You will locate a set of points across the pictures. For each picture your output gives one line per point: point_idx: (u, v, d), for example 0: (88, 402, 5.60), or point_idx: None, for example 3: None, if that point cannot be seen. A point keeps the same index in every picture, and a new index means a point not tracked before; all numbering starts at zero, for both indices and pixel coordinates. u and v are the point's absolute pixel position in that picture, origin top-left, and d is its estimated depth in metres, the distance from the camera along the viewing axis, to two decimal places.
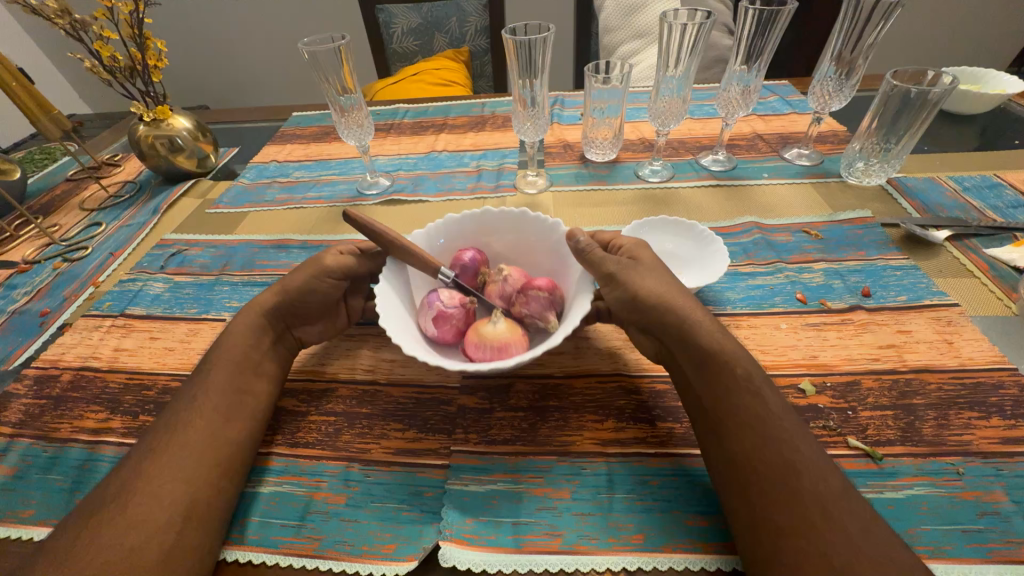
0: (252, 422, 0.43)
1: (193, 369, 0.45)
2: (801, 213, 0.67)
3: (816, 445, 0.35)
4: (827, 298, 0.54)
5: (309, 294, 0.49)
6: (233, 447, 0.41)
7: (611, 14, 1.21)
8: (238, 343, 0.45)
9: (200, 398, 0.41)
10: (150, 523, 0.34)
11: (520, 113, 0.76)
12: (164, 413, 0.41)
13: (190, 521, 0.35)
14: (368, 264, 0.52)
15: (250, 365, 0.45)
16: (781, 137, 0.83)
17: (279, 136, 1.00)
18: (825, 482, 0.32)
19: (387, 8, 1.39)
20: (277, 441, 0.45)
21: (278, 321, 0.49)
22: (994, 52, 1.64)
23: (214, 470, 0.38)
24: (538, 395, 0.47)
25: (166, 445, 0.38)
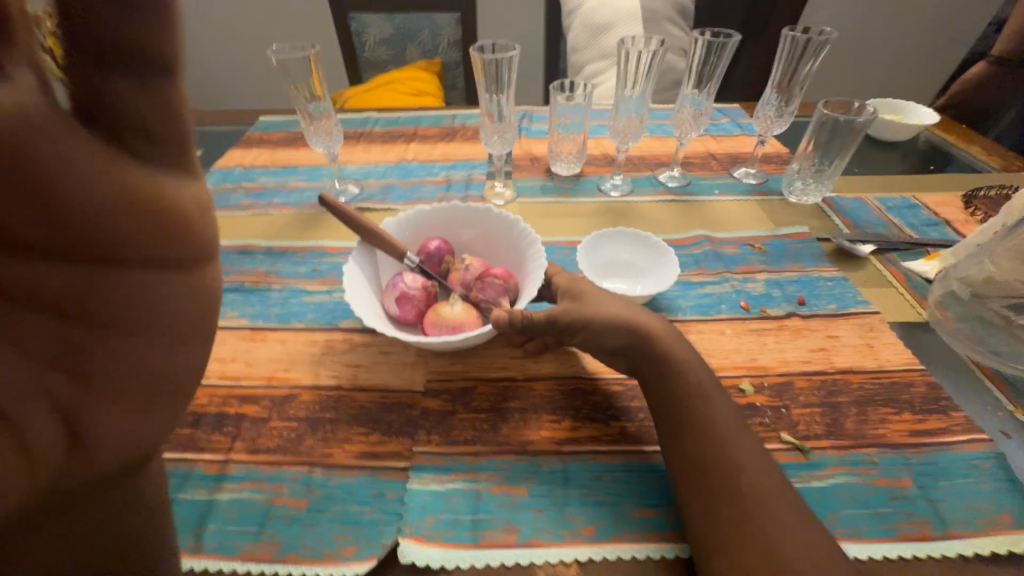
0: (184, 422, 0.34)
1: None
2: (747, 228, 0.73)
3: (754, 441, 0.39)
4: (766, 305, 0.59)
5: None
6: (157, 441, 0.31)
7: (578, 35, 1.27)
8: None
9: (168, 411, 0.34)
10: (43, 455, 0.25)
11: (488, 126, 0.79)
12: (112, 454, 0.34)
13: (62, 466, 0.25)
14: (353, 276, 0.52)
15: None
16: (731, 157, 0.89)
17: (245, 140, 0.99)
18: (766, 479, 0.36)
19: (359, 17, 1.40)
20: (237, 446, 0.45)
21: None
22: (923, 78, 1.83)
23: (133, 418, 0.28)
24: (500, 398, 0.49)
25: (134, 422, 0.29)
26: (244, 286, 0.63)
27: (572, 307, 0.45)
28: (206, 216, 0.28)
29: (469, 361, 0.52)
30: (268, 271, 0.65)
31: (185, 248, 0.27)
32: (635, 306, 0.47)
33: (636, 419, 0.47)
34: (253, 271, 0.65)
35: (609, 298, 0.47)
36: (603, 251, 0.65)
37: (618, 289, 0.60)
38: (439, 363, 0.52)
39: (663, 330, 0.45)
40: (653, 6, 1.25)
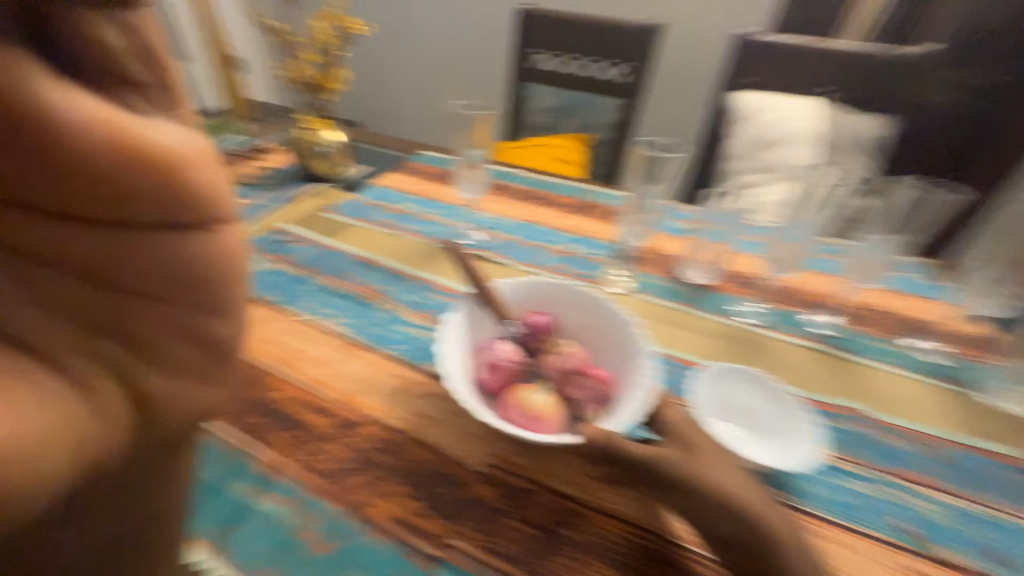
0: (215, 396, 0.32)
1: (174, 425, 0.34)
2: (919, 419, 0.57)
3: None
4: (936, 541, 0.44)
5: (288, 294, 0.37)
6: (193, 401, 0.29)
7: (743, 146, 1.22)
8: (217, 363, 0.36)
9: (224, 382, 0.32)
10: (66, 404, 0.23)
11: (629, 215, 0.76)
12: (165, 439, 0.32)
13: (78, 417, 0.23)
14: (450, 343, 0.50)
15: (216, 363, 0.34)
16: (907, 322, 0.74)
17: (406, 167, 1.11)
18: None
19: (535, 86, 1.53)
20: (293, 456, 0.45)
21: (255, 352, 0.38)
22: None
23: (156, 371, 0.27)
24: (559, 519, 0.42)
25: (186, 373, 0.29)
26: (357, 297, 0.67)
27: (677, 457, 0.37)
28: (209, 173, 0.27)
29: (538, 459, 0.46)
30: (382, 290, 0.69)
31: (196, 204, 0.26)
32: (751, 483, 0.38)
33: None
34: (369, 287, 0.69)
35: (724, 461, 0.38)
36: (726, 386, 0.55)
37: (735, 439, 0.49)
38: (505, 449, 0.47)
39: (787, 534, 0.35)
40: (832, 137, 1.19)
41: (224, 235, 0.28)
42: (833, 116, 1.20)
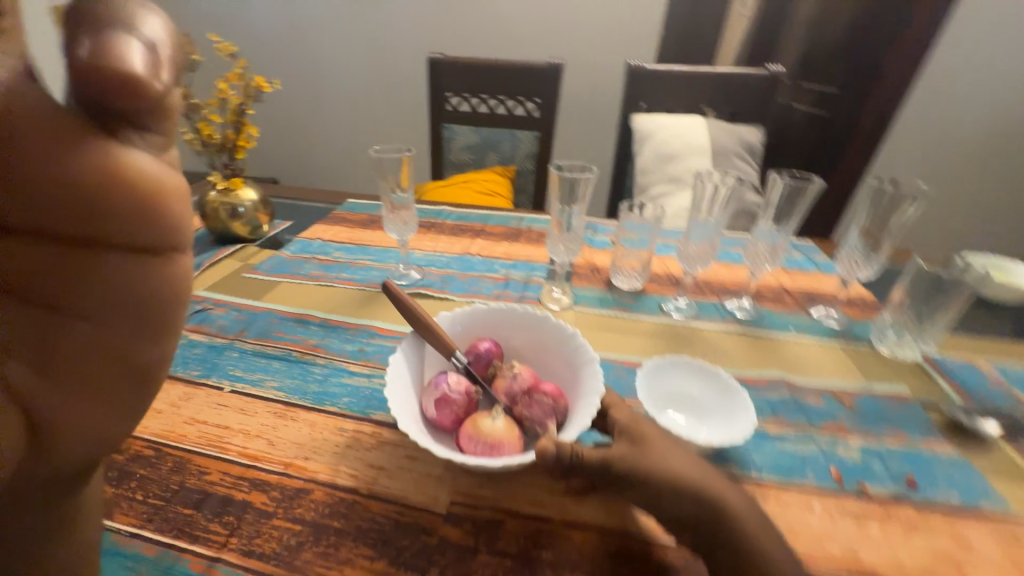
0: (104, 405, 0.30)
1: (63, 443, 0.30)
2: (832, 377, 0.64)
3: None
4: (866, 482, 0.49)
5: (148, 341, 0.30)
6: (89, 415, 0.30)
7: (647, 161, 1.35)
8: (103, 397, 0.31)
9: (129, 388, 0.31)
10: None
11: (555, 235, 0.80)
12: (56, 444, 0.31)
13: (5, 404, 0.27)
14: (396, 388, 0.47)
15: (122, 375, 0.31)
16: (808, 295, 0.83)
17: (330, 217, 1.09)
18: None
19: (452, 127, 1.59)
20: (232, 541, 0.40)
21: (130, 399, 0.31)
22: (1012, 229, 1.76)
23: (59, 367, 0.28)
24: (531, 543, 0.41)
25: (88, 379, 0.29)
26: (290, 356, 0.63)
27: (629, 452, 0.38)
28: (183, 209, 0.29)
29: (502, 486, 0.46)
30: (317, 344, 0.65)
31: (161, 235, 0.28)
32: (702, 464, 0.39)
33: None
34: (303, 342, 0.66)
35: (674, 448, 0.40)
36: (666, 378, 0.59)
37: (679, 426, 0.53)
38: (467, 483, 0.46)
39: (741, 506, 0.37)
40: (721, 143, 1.33)
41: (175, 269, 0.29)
42: (717, 126, 1.35)
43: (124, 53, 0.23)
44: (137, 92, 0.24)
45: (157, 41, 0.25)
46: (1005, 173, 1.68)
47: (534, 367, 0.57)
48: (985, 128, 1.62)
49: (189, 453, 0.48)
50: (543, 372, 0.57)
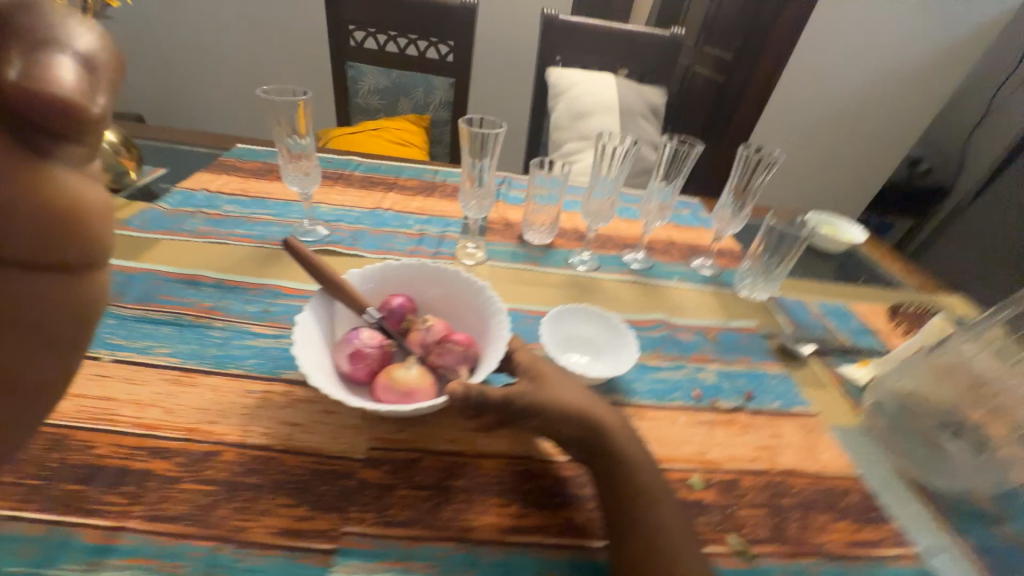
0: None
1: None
2: (702, 316, 0.77)
3: (699, 553, 0.39)
4: (718, 398, 0.61)
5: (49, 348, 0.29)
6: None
7: (561, 116, 1.37)
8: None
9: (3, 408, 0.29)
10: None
11: (468, 190, 0.81)
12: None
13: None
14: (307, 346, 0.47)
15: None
16: (690, 247, 0.96)
17: (217, 165, 0.97)
18: None
19: (357, 67, 1.45)
20: (135, 510, 0.39)
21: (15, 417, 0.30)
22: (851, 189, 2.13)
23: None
24: (446, 474, 0.46)
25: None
26: (182, 320, 0.58)
27: (528, 388, 0.44)
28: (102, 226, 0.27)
29: (419, 430, 0.49)
30: (214, 306, 0.61)
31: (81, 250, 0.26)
32: (589, 392, 0.47)
33: (585, 509, 0.45)
34: (196, 305, 0.61)
35: (566, 383, 0.47)
36: (571, 323, 0.66)
37: (577, 364, 0.60)
38: (385, 430, 0.49)
39: (616, 421, 0.45)
40: (628, 102, 1.39)
41: (93, 287, 0.28)
42: (625, 85, 1.41)
43: (56, 70, 0.23)
44: (75, 115, 0.24)
45: (86, 61, 0.24)
46: (851, 142, 2.00)
47: (448, 320, 0.60)
48: (838, 102, 1.89)
49: (67, 428, 0.44)
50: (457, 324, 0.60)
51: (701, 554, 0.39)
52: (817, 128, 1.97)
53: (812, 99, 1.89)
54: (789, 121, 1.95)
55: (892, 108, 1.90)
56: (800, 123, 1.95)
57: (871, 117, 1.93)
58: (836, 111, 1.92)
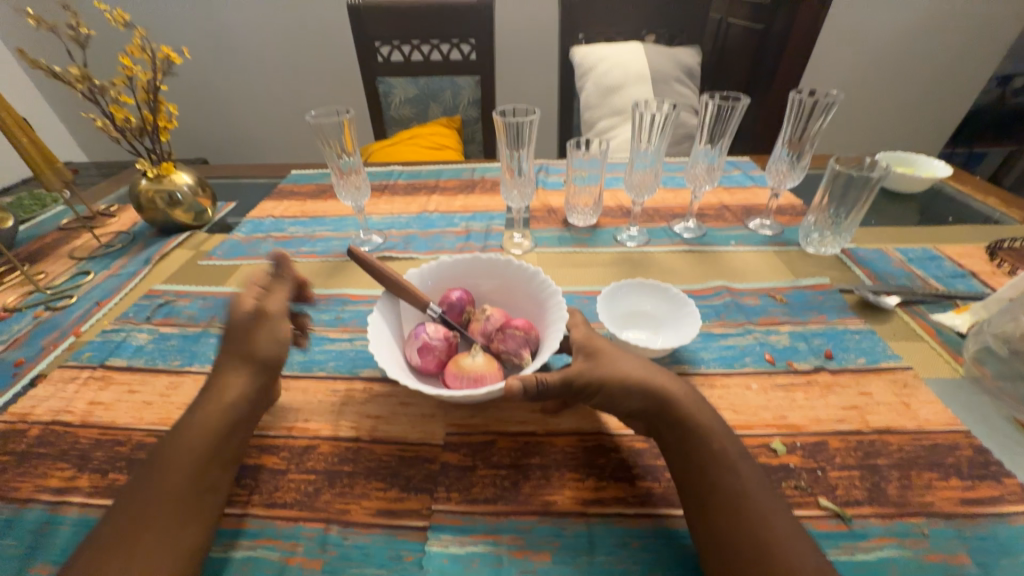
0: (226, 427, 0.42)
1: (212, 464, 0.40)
2: (766, 278, 0.73)
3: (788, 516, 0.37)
4: (793, 360, 0.58)
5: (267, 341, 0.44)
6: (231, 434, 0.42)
7: (591, 95, 1.35)
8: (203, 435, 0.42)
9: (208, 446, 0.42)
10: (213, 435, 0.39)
11: (508, 181, 0.82)
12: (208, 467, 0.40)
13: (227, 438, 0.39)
14: (377, 343, 0.51)
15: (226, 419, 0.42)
16: (745, 209, 0.91)
17: (277, 192, 1.05)
18: (800, 557, 0.34)
19: (387, 80, 1.50)
20: (254, 498, 0.44)
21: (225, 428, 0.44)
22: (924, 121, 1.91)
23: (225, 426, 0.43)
24: (521, 453, 0.48)
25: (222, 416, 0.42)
26: None
27: (587, 365, 0.45)
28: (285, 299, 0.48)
29: (490, 414, 0.52)
30: None
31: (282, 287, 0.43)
32: (650, 363, 0.47)
33: (663, 480, 0.45)
34: None
35: (627, 357, 0.47)
36: (631, 299, 0.65)
37: (638, 339, 0.60)
38: (459, 416, 0.51)
39: (682, 390, 0.44)
40: (660, 68, 1.33)
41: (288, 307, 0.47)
42: (655, 51, 1.35)
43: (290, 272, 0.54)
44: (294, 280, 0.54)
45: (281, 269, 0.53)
46: (920, 70, 1.79)
47: (505, 308, 0.62)
48: (902, 27, 1.69)
49: None
50: (514, 311, 0.62)
51: (791, 518, 0.38)
52: (879, 60, 1.77)
53: (868, 30, 1.71)
54: (842, 60, 1.79)
55: (971, 23, 1.66)
56: (858, 59, 1.77)
57: (946, 37, 1.70)
58: (900, 39, 1.72)
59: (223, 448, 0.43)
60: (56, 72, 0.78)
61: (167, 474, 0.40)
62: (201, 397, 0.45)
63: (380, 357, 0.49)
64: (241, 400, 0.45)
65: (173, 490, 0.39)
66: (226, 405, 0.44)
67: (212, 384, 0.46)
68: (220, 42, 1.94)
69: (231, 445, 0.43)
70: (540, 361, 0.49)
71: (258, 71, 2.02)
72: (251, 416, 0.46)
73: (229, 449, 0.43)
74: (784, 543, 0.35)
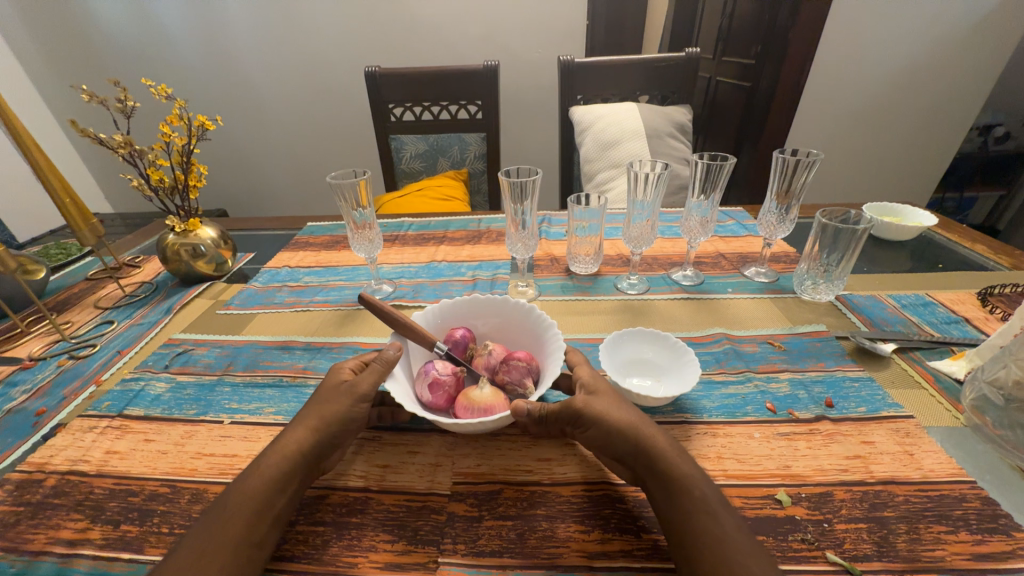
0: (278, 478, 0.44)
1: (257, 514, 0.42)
2: (764, 326, 0.75)
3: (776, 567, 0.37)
4: (794, 408, 0.59)
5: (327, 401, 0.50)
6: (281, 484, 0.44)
7: (590, 149, 1.44)
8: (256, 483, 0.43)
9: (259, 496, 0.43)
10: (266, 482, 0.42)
11: (514, 234, 0.87)
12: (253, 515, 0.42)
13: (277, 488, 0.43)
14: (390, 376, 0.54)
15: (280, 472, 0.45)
16: (741, 258, 0.95)
17: (294, 244, 1.11)
18: None
19: (399, 137, 1.61)
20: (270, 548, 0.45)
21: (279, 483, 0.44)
22: (912, 169, 1.99)
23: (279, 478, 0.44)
24: (527, 504, 0.48)
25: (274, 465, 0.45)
26: (282, 381, 0.67)
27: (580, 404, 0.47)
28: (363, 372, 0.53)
29: (496, 463, 0.53)
30: (306, 366, 0.70)
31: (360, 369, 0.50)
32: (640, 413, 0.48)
33: None
34: (292, 367, 0.70)
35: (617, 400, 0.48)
36: (635, 349, 0.67)
37: (641, 388, 0.61)
38: (466, 464, 0.52)
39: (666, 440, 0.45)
40: (654, 125, 1.42)
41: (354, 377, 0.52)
42: (649, 110, 1.45)
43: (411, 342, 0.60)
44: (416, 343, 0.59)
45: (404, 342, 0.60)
46: (903, 122, 1.89)
47: (506, 344, 0.66)
48: (880, 85, 1.80)
49: (203, 483, 0.52)
50: (514, 346, 0.65)
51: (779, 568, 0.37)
52: (861, 114, 1.88)
53: (849, 88, 1.82)
54: (827, 114, 1.90)
55: (945, 80, 1.78)
56: (842, 114, 1.88)
57: (923, 92, 1.81)
58: (880, 95, 1.83)
59: (270, 506, 0.43)
60: (101, 138, 0.84)
61: (222, 527, 0.40)
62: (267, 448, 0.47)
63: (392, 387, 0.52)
64: (294, 460, 0.46)
65: (226, 543, 0.40)
66: (281, 462, 0.45)
67: (277, 440, 0.47)
68: (247, 105, 2.11)
69: (279, 503, 0.44)
70: (544, 388, 0.52)
71: (280, 129, 2.17)
72: (305, 474, 0.46)
73: (277, 508, 0.43)
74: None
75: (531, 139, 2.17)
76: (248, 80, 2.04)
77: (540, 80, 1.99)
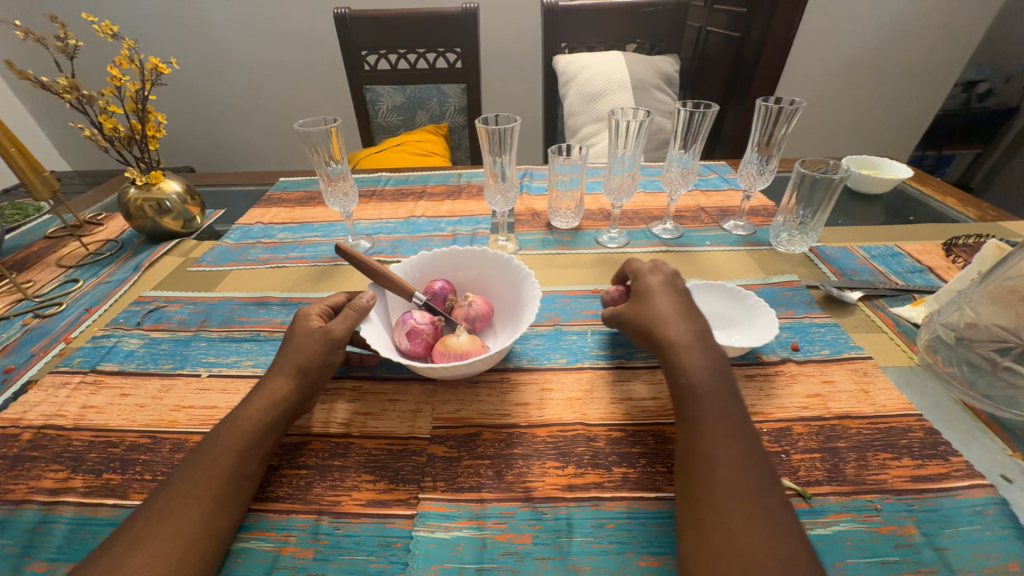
0: (268, 420, 0.45)
1: (250, 446, 0.44)
2: (739, 276, 0.76)
3: (776, 494, 0.37)
4: (762, 352, 0.61)
5: (304, 349, 0.49)
6: (268, 424, 0.45)
7: (574, 102, 1.39)
8: (246, 422, 0.45)
9: (240, 429, 0.44)
10: (258, 423, 0.45)
11: (492, 186, 0.84)
12: (245, 441, 0.44)
13: (268, 427, 0.45)
14: (368, 324, 0.53)
15: (268, 413, 0.46)
16: (721, 211, 0.96)
17: (266, 200, 1.07)
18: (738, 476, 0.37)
19: (374, 88, 1.53)
20: (257, 491, 0.46)
21: (266, 422, 0.45)
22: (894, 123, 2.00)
23: (264, 421, 0.45)
24: (504, 444, 0.50)
25: (256, 405, 0.46)
26: (260, 336, 0.66)
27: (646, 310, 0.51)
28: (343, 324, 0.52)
29: (474, 408, 0.54)
30: (283, 321, 0.69)
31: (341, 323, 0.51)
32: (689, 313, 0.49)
33: (637, 465, 0.48)
34: (269, 322, 0.69)
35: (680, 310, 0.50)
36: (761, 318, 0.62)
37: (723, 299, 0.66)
38: (446, 410, 0.54)
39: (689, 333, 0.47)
40: (640, 76, 1.38)
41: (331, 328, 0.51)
42: (635, 58, 1.40)
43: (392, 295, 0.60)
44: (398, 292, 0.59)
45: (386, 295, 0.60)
46: (890, 77, 1.86)
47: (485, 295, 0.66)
48: (871, 35, 1.76)
49: (185, 433, 0.52)
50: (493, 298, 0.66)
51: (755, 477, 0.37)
52: (848, 68, 1.85)
53: (840, 38, 1.77)
54: (814, 68, 1.86)
55: (937, 30, 1.73)
56: (829, 67, 1.85)
57: (912, 46, 1.78)
58: (869, 47, 1.79)
59: (259, 444, 0.44)
60: (45, 82, 0.77)
61: (213, 462, 0.42)
62: (253, 392, 0.47)
63: (367, 331, 0.52)
64: (281, 403, 0.47)
65: (217, 475, 0.41)
66: (269, 405, 0.46)
67: (262, 386, 0.48)
68: (207, 50, 1.95)
69: (268, 442, 0.45)
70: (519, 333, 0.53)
71: (246, 80, 2.04)
72: (291, 415, 0.48)
73: (266, 446, 0.45)
74: (735, 520, 0.35)
75: (515, 92, 2.09)
76: (207, 23, 1.88)
77: (522, 26, 1.89)
